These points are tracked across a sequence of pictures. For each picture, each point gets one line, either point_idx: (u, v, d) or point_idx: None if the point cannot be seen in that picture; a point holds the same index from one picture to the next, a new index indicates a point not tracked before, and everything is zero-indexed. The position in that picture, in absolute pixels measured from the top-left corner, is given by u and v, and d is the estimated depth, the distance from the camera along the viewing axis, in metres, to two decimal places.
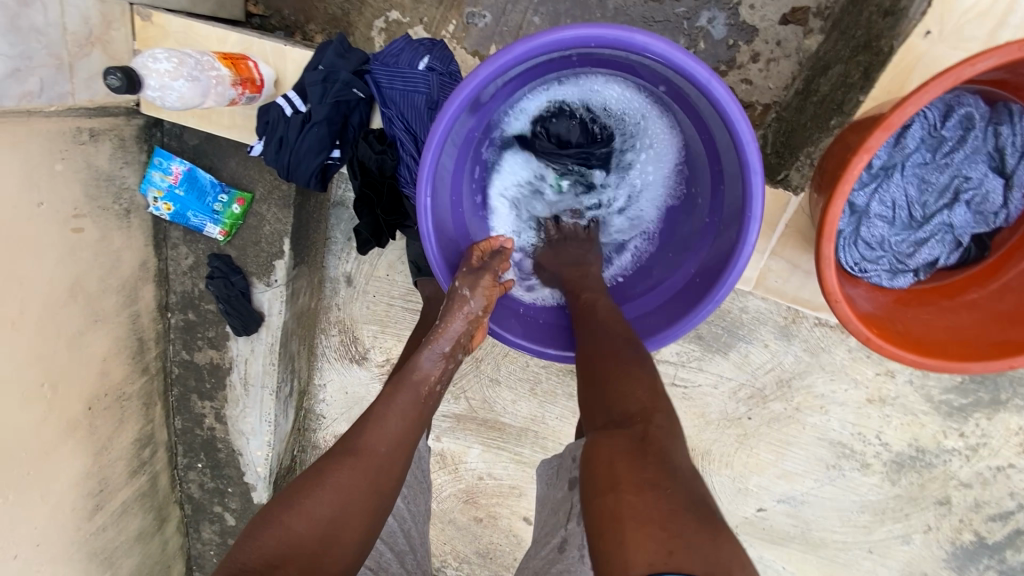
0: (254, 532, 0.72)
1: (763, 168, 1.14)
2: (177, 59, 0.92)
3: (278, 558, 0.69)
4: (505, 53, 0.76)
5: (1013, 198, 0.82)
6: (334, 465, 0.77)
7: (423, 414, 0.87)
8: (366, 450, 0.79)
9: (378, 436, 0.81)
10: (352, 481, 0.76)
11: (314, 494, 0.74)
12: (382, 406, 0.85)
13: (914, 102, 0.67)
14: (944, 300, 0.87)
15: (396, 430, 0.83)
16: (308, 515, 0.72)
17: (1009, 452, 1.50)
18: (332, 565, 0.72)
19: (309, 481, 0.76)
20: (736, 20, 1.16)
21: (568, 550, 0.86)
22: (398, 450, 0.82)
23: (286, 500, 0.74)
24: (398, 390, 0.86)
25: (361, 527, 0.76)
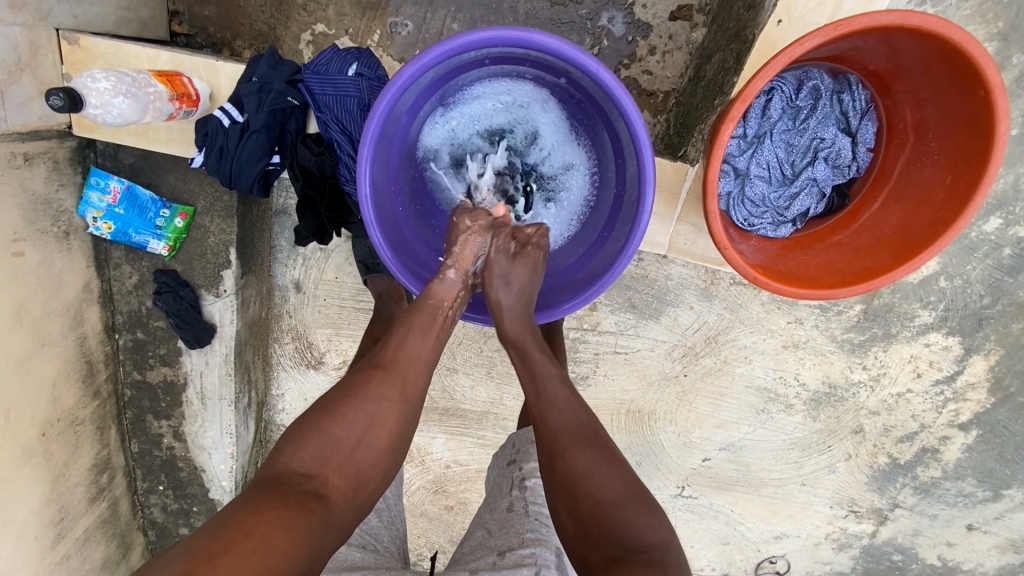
0: (291, 439, 0.76)
1: (668, 147, 1.30)
2: (114, 78, 0.97)
3: (318, 460, 0.75)
4: (423, 55, 0.86)
5: (859, 152, 1.00)
6: (365, 380, 0.83)
7: (442, 333, 0.94)
8: (394, 366, 0.86)
9: (403, 354, 0.88)
10: (384, 394, 0.83)
11: (349, 404, 0.80)
12: (403, 328, 0.91)
13: (762, 78, 0.82)
14: (818, 243, 1.03)
15: (416, 348, 0.89)
16: (344, 423, 0.78)
17: (906, 379, 1.72)
18: (366, 467, 0.79)
19: (341, 394, 0.81)
20: (633, 18, 1.30)
21: (515, 507, 1.02)
22: (423, 368, 0.89)
23: (321, 412, 0.79)
24: (415, 313, 0.93)
25: (390, 437, 0.82)
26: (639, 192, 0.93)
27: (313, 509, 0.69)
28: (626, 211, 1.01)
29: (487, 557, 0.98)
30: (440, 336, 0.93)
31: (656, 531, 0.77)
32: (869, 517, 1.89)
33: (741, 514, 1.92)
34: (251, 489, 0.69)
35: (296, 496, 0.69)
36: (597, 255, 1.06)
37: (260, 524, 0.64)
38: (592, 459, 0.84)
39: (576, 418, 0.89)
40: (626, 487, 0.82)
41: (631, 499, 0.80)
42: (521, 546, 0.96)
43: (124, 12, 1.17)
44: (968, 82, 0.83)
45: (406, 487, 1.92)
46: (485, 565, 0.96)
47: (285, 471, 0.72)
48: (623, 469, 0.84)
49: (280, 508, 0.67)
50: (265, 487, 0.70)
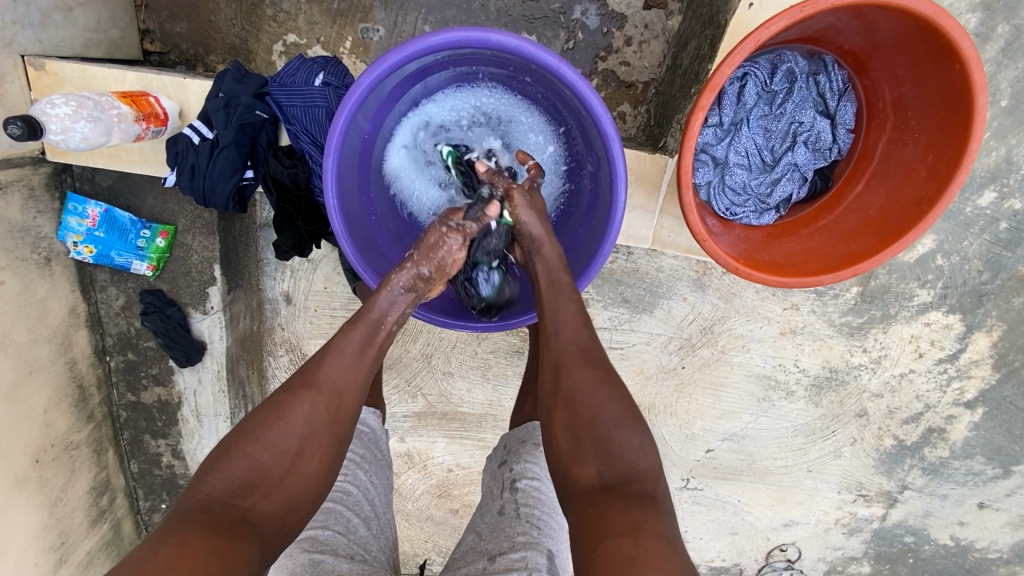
0: (215, 464, 0.75)
1: (649, 138, 1.28)
2: (76, 103, 0.95)
3: (242, 486, 0.74)
4: (381, 62, 0.85)
5: (840, 134, 0.98)
6: (294, 398, 0.81)
7: (379, 352, 0.91)
8: (327, 384, 0.83)
9: (336, 371, 0.86)
10: (314, 415, 0.81)
11: (277, 427, 0.78)
12: (335, 343, 0.88)
13: (728, 65, 0.80)
14: (802, 228, 1.01)
15: (353, 364, 0.87)
16: (271, 446, 0.77)
17: (907, 360, 1.69)
18: (298, 488, 0.79)
19: (271, 414, 0.80)
20: (606, 9, 1.28)
21: (506, 509, 1.02)
22: (355, 383, 0.87)
23: (249, 435, 0.78)
24: (355, 326, 0.89)
25: (324, 455, 0.82)
26: (612, 187, 0.91)
27: (241, 538, 0.70)
28: (600, 207, 1.00)
29: (478, 562, 0.97)
30: (377, 353, 0.90)
31: (648, 457, 0.79)
32: (879, 500, 1.87)
33: (748, 504, 1.90)
34: (171, 520, 0.69)
35: (219, 525, 0.69)
36: (576, 253, 1.04)
37: (183, 556, 0.64)
38: (598, 378, 0.83)
39: (585, 338, 0.88)
40: (620, 406, 0.82)
41: (628, 421, 0.81)
42: (511, 549, 0.95)
43: (93, 34, 1.16)
44: (943, 57, 0.80)
45: (410, 493, 1.92)
46: (474, 571, 0.95)
47: (208, 500, 0.72)
48: (619, 391, 0.83)
49: (202, 540, 0.66)
50: (188, 516, 0.69)
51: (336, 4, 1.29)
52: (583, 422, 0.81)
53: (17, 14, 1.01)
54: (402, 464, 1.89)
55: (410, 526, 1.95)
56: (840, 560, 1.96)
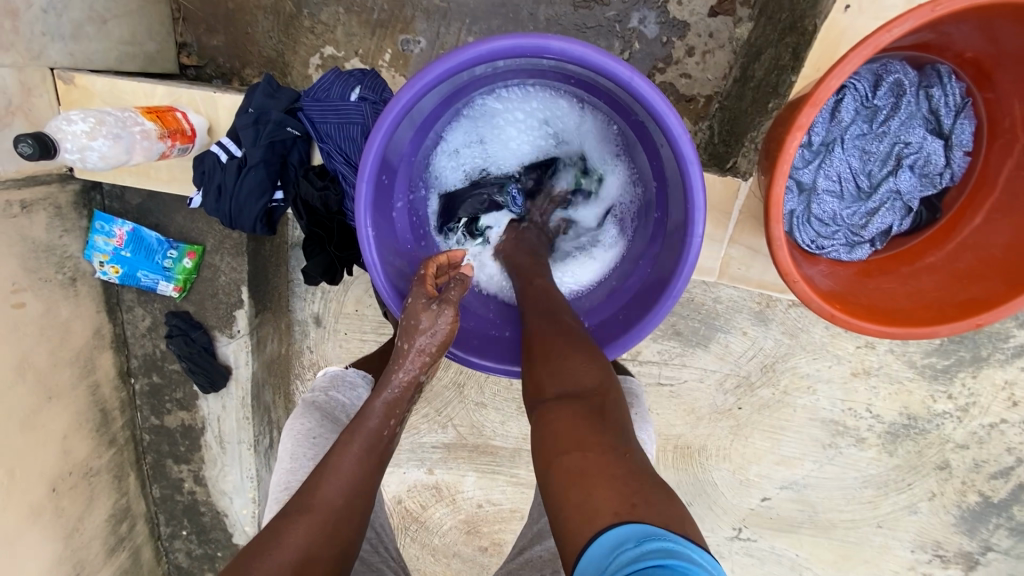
0: None
1: (713, 158, 1.15)
2: (95, 119, 0.89)
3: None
4: (425, 74, 0.75)
5: (954, 158, 0.83)
6: (286, 525, 0.72)
7: (381, 458, 0.82)
8: (323, 502, 0.74)
9: (335, 485, 0.76)
10: (311, 538, 0.71)
11: (269, 557, 0.69)
12: (334, 453, 0.79)
13: (835, 76, 0.68)
14: (904, 265, 0.87)
15: (353, 479, 0.77)
16: None
17: (1000, 409, 1.50)
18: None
19: (265, 541, 0.71)
20: (666, 17, 1.17)
21: None
22: (357, 497, 0.77)
23: (238, 568, 0.68)
24: (351, 436, 0.80)
25: None
26: (687, 219, 0.79)
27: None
28: (667, 234, 0.89)
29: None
30: (378, 462, 0.80)
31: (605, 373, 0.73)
32: (959, 563, 1.66)
33: (808, 559, 1.71)
34: None
35: None
36: (639, 288, 0.93)
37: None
38: (570, 317, 0.83)
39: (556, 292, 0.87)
40: (572, 329, 0.80)
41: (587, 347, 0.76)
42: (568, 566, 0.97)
43: (127, 47, 1.12)
44: None
45: (436, 528, 1.80)
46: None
47: None
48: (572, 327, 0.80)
49: None
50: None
51: (376, 15, 1.22)
52: (545, 334, 0.80)
53: (48, 26, 0.96)
54: (429, 497, 1.78)
55: (435, 563, 1.83)
56: None
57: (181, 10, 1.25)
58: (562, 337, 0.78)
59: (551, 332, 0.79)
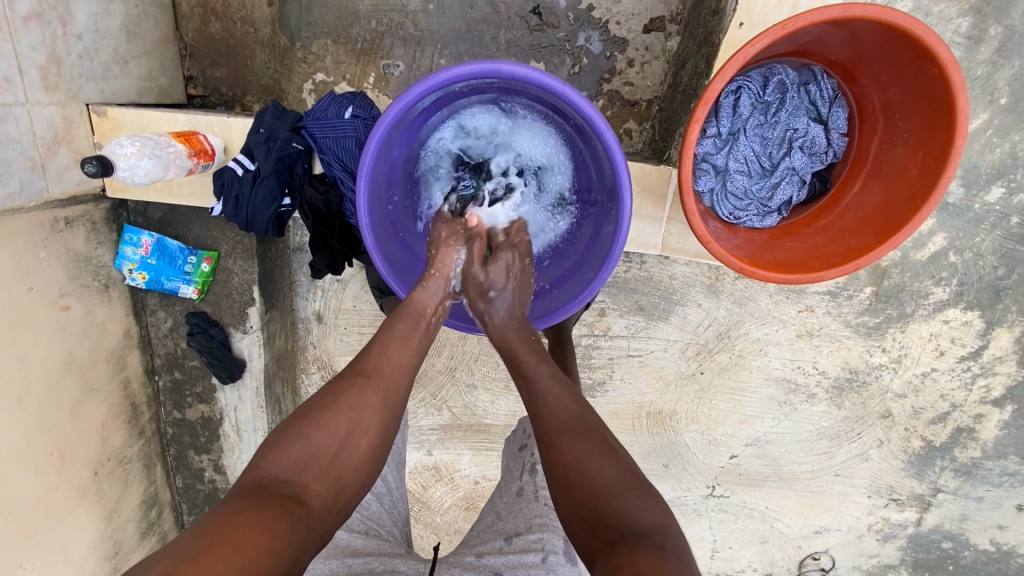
0: (273, 446, 0.79)
1: (655, 152, 1.36)
2: (139, 143, 1.07)
3: (298, 466, 0.78)
4: (404, 96, 0.93)
5: (833, 139, 1.03)
6: (343, 388, 0.86)
7: (422, 341, 0.98)
8: (376, 371, 0.90)
9: (386, 359, 0.92)
10: (364, 397, 0.86)
11: (329, 410, 0.83)
12: (384, 336, 0.95)
13: (719, 80, 0.88)
14: (804, 228, 1.06)
15: (398, 356, 0.93)
16: (324, 428, 0.81)
17: (929, 359, 1.70)
18: (348, 474, 0.81)
19: (325, 399, 0.84)
20: (609, 35, 1.37)
21: (525, 492, 1.08)
22: (404, 371, 0.93)
23: (304, 418, 0.82)
24: (397, 319, 0.98)
25: (372, 437, 0.85)
26: (618, 197, 0.97)
27: (290, 514, 0.71)
28: (608, 216, 1.06)
29: (494, 541, 1.04)
30: (420, 341, 0.97)
31: (657, 512, 0.76)
32: (911, 504, 1.85)
33: (777, 510, 1.90)
34: (232, 496, 0.72)
35: (275, 498, 0.72)
36: (584, 264, 1.10)
37: (242, 516, 0.67)
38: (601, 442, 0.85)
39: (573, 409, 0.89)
40: (620, 467, 0.81)
41: (631, 484, 0.79)
42: (528, 531, 1.01)
43: (145, 83, 1.30)
44: (923, 61, 0.86)
45: (438, 506, 1.96)
46: (492, 549, 1.01)
47: (266, 477, 0.75)
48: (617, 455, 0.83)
49: (259, 509, 0.69)
50: (244, 494, 0.72)
51: (360, 44, 1.41)
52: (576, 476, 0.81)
53: (84, 68, 1.14)
54: (430, 477, 1.94)
55: (439, 540, 1.98)
56: (876, 568, 1.93)
57: (188, 48, 1.43)
58: (599, 475, 0.80)
59: (590, 471, 0.80)
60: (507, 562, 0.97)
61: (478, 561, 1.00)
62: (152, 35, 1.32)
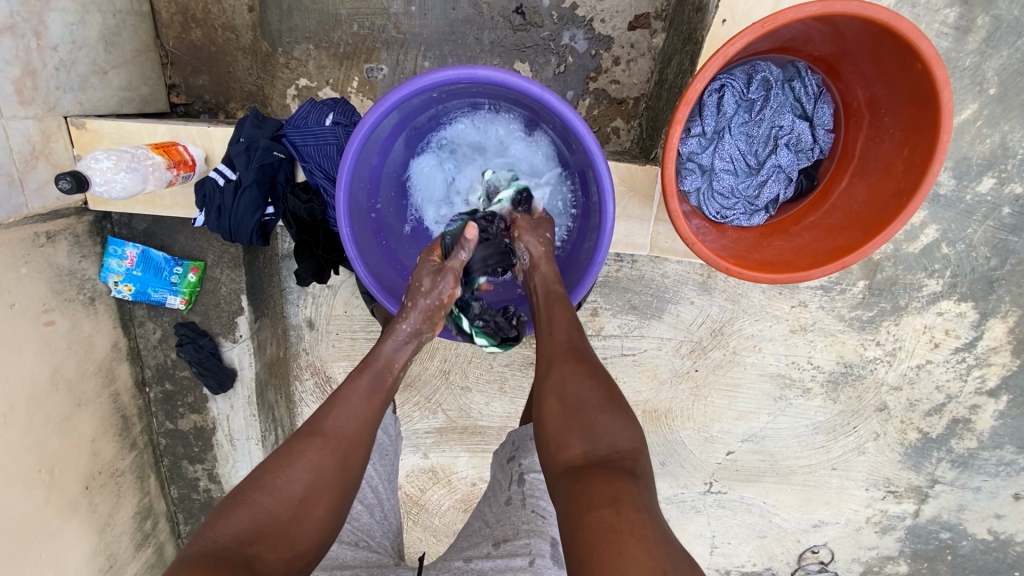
0: (223, 511, 0.78)
1: (642, 151, 1.34)
2: (115, 156, 1.06)
3: (250, 532, 0.77)
4: (381, 103, 0.92)
5: (819, 135, 1.02)
6: (300, 448, 0.85)
7: (386, 399, 0.96)
8: (335, 431, 0.88)
9: (343, 419, 0.89)
10: (321, 460, 0.85)
11: (283, 473, 0.82)
12: (343, 392, 0.93)
13: (699, 80, 0.86)
14: (792, 226, 1.06)
15: (360, 415, 0.91)
16: (276, 494, 0.81)
17: (924, 350, 1.69)
18: (303, 538, 0.81)
19: (280, 461, 0.84)
20: (593, 33, 1.36)
21: (513, 501, 1.06)
22: (366, 431, 0.91)
23: (258, 481, 0.82)
24: (363, 373, 0.95)
25: (329, 501, 0.85)
26: (600, 200, 0.96)
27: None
28: (592, 219, 1.05)
29: (482, 545, 1.04)
30: (382, 400, 0.94)
31: (632, 438, 0.82)
32: (909, 496, 1.85)
33: (775, 506, 1.90)
34: (177, 567, 0.71)
35: (225, 568, 0.71)
36: (570, 268, 1.09)
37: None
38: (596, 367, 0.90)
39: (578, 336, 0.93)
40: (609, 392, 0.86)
41: (616, 407, 0.84)
42: (516, 536, 1.02)
43: (125, 93, 1.29)
44: (906, 57, 0.85)
45: (436, 509, 1.96)
46: (479, 554, 1.02)
47: (213, 545, 0.74)
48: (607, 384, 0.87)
49: None
50: (194, 561, 0.71)
51: (342, 48, 1.40)
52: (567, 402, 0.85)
53: (60, 81, 1.12)
54: (427, 480, 1.93)
55: (438, 542, 1.98)
56: (876, 560, 1.93)
57: (169, 56, 1.42)
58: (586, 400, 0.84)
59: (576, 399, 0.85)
60: (495, 566, 0.99)
61: (466, 565, 1.01)
62: (131, 44, 1.31)
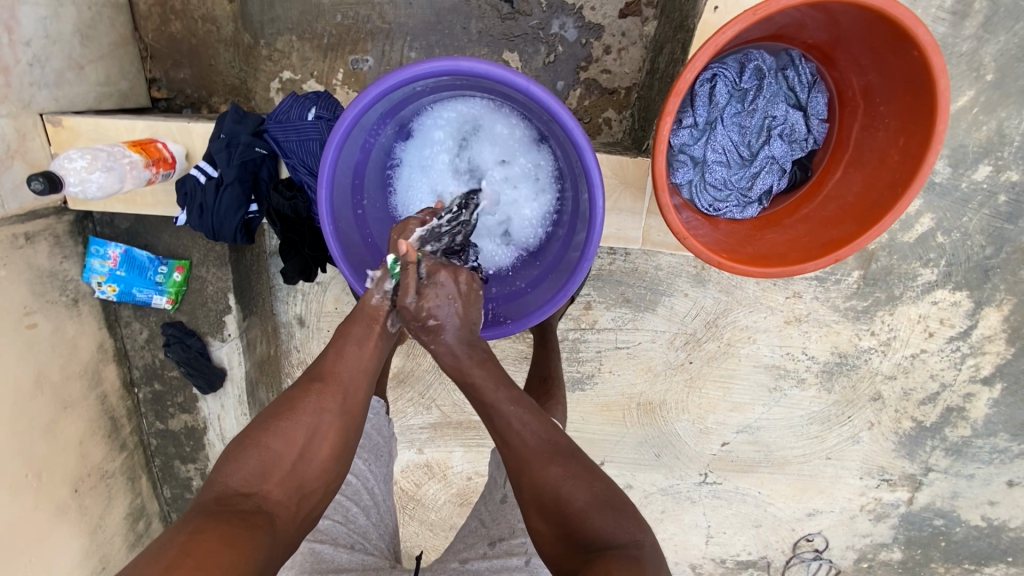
0: (231, 457, 0.80)
1: (634, 142, 1.32)
2: (90, 155, 1.03)
3: (257, 476, 0.79)
4: (362, 97, 0.90)
5: (813, 125, 1.00)
6: (300, 394, 0.86)
7: (381, 344, 0.94)
8: (332, 378, 0.88)
9: (341, 364, 0.90)
10: (322, 404, 0.86)
11: (286, 419, 0.83)
12: (340, 341, 0.92)
13: (690, 70, 0.84)
14: (786, 218, 1.04)
15: (356, 359, 0.91)
16: (281, 438, 0.82)
17: (918, 340, 1.68)
18: (310, 480, 0.84)
19: (281, 409, 0.84)
20: (583, 21, 1.33)
21: (509, 499, 1.06)
22: (363, 375, 0.91)
23: (260, 429, 0.82)
24: (353, 323, 0.93)
25: (331, 444, 0.86)
26: (589, 194, 0.94)
27: (255, 526, 0.73)
28: (582, 215, 1.02)
29: (479, 545, 1.04)
30: (380, 346, 0.93)
31: (630, 531, 0.77)
32: (903, 484, 1.86)
33: (770, 495, 1.90)
34: (191, 512, 0.73)
35: (238, 514, 0.73)
36: (559, 265, 1.07)
37: (207, 530, 0.68)
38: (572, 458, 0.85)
39: (536, 436, 0.87)
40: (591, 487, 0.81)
41: (604, 505, 0.80)
42: (512, 536, 1.02)
43: (104, 88, 1.25)
44: (902, 44, 0.82)
45: (432, 503, 1.95)
46: (475, 555, 1.02)
47: (224, 492, 0.76)
48: (590, 476, 0.83)
49: (222, 524, 0.70)
50: (204, 509, 0.73)
51: (327, 39, 1.36)
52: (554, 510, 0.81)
53: (35, 76, 1.09)
54: (423, 475, 1.93)
55: (434, 536, 1.98)
56: (870, 547, 1.94)
57: (148, 49, 1.38)
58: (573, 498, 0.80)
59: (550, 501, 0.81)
60: (490, 566, 1.00)
61: (462, 567, 1.02)
62: (109, 37, 1.27)
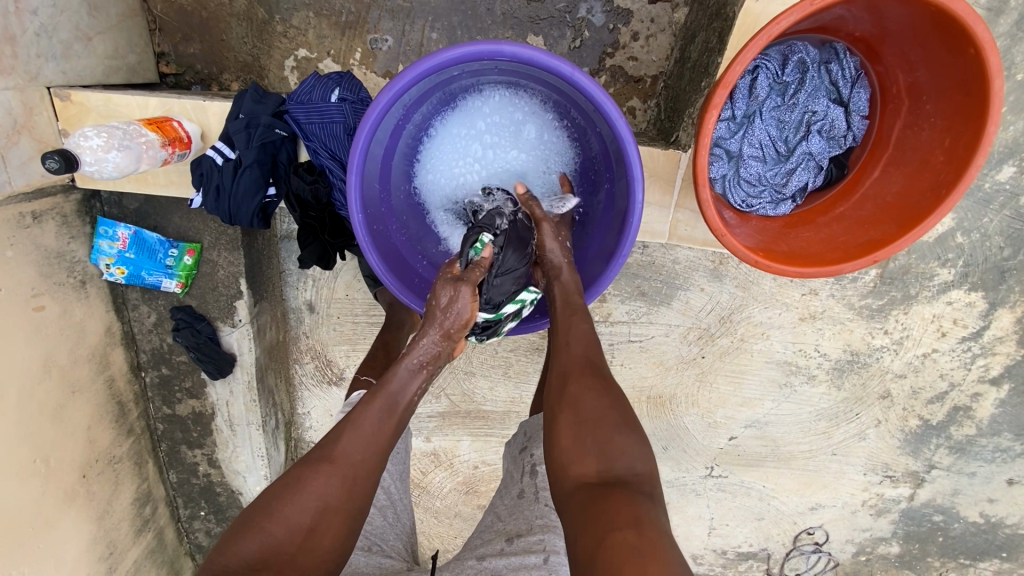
0: (235, 536, 0.76)
1: (660, 132, 1.27)
2: (107, 134, 0.99)
3: (255, 562, 0.74)
4: (397, 81, 0.86)
5: (854, 121, 0.98)
6: (308, 472, 0.80)
7: (398, 422, 0.88)
8: (343, 457, 0.81)
9: (354, 443, 0.83)
10: (329, 487, 0.79)
11: (291, 500, 0.78)
12: (355, 416, 0.86)
13: (739, 62, 0.81)
14: (819, 216, 1.02)
15: (371, 434, 0.85)
16: (284, 520, 0.76)
17: (931, 339, 1.68)
18: (312, 566, 0.76)
19: (287, 488, 0.79)
20: (612, 5, 1.28)
21: (525, 493, 1.04)
22: (374, 456, 0.84)
23: (264, 510, 0.78)
24: (375, 398, 0.88)
25: (338, 528, 0.79)
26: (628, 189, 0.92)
27: None
28: (619, 208, 1.00)
29: (496, 542, 1.02)
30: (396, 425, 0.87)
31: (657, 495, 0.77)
32: (906, 481, 1.87)
33: (774, 489, 1.91)
34: None
35: None
36: (591, 258, 1.05)
37: None
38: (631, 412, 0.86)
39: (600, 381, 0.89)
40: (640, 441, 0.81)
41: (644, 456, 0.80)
42: (529, 532, 1.00)
43: (111, 61, 1.20)
44: (958, 42, 0.80)
45: (438, 491, 1.95)
46: (493, 551, 1.00)
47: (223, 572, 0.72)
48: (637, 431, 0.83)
49: None
50: None
51: (344, 17, 1.31)
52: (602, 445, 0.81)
53: (42, 48, 1.03)
54: (429, 464, 1.92)
55: (439, 523, 1.98)
56: (869, 541, 1.97)
57: (157, 21, 1.32)
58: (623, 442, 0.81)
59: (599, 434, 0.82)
60: (509, 564, 0.96)
61: (481, 563, 0.99)
62: (117, 8, 1.21)
